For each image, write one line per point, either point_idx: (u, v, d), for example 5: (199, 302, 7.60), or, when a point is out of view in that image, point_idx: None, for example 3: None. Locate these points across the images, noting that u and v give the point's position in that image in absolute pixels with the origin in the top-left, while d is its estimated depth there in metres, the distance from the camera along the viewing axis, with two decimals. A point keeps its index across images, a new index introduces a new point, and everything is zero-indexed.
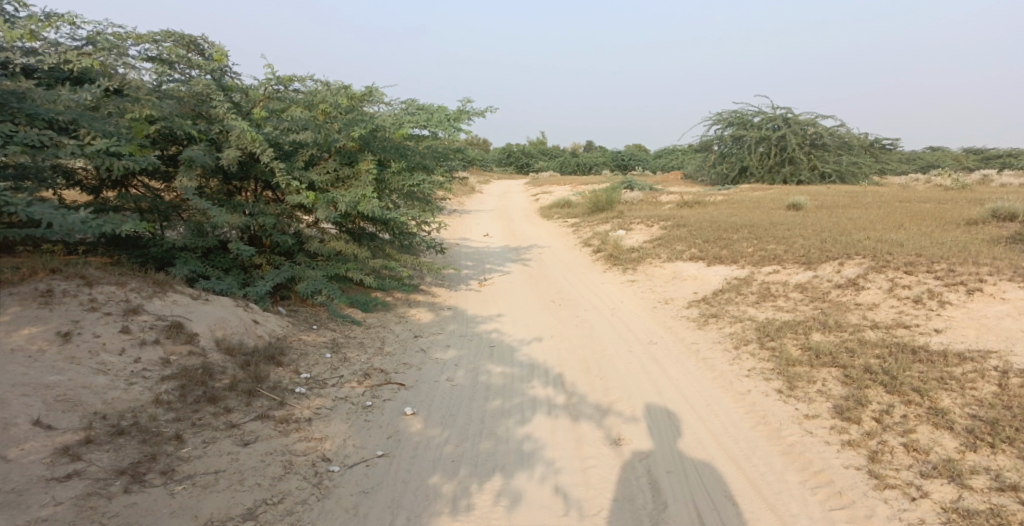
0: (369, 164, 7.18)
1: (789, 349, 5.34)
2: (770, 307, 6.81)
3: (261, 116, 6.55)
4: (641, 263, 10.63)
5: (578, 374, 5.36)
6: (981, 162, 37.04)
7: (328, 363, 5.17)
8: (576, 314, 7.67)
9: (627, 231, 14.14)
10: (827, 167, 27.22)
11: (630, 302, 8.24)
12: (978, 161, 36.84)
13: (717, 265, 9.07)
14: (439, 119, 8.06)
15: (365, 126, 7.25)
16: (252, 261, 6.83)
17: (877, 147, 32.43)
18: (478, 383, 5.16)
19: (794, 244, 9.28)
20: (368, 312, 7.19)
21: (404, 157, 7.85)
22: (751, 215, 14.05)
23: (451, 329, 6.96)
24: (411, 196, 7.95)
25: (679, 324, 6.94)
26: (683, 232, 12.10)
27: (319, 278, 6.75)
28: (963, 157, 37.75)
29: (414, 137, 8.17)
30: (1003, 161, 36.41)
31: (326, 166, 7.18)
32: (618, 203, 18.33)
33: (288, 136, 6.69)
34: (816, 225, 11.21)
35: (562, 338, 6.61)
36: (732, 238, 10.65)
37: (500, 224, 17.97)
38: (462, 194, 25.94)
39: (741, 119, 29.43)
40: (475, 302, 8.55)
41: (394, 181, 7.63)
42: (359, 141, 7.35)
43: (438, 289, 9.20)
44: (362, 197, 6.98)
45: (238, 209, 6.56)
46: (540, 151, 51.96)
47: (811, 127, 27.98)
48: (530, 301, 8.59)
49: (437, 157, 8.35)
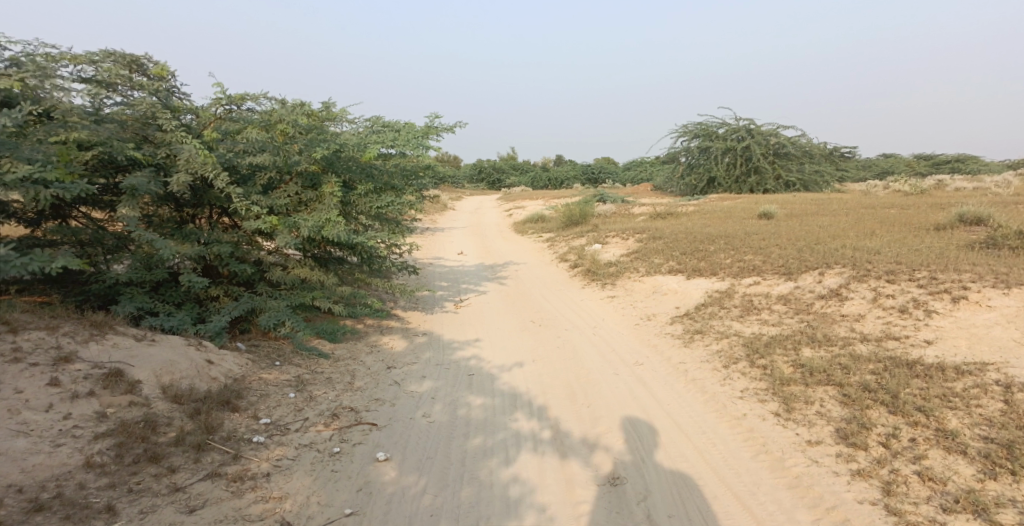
0: (333, 186, 6.83)
1: (780, 367, 5.13)
2: (755, 321, 6.62)
3: (213, 138, 6.15)
4: (619, 278, 10.42)
5: (564, 404, 5.04)
6: (935, 166, 38.28)
7: (291, 403, 4.77)
8: (557, 335, 7.37)
9: (602, 245, 13.97)
10: (792, 175, 27.66)
11: (611, 320, 7.99)
12: (932, 166, 38.08)
13: (696, 278, 8.90)
14: (405, 138, 7.74)
15: (327, 146, 6.89)
16: (208, 293, 6.38)
17: (838, 155, 33.18)
18: (457, 417, 4.81)
19: (772, 254, 9.18)
20: (336, 342, 6.77)
21: (371, 177, 7.51)
22: (725, 225, 14.03)
23: (426, 357, 6.59)
24: (379, 218, 7.58)
25: (663, 341, 6.70)
26: (659, 245, 11.96)
27: (282, 309, 6.33)
28: (918, 162, 38.96)
29: (381, 156, 7.83)
30: (955, 166, 37.72)
31: (286, 190, 6.80)
32: (590, 217, 18.19)
33: (243, 160, 6.29)
34: (790, 233, 11.17)
35: (543, 362, 6.30)
36: (708, 249, 10.52)
37: (474, 242, 17.66)
38: (433, 212, 25.56)
39: (706, 130, 29.81)
40: (451, 326, 8.20)
41: (360, 203, 7.26)
42: (321, 163, 6.99)
43: (411, 314, 8.81)
44: (327, 222, 6.62)
45: (190, 237, 6.12)
46: (509, 167, 51.93)
47: (774, 137, 28.45)
48: (508, 322, 8.26)
49: (406, 176, 8.01)
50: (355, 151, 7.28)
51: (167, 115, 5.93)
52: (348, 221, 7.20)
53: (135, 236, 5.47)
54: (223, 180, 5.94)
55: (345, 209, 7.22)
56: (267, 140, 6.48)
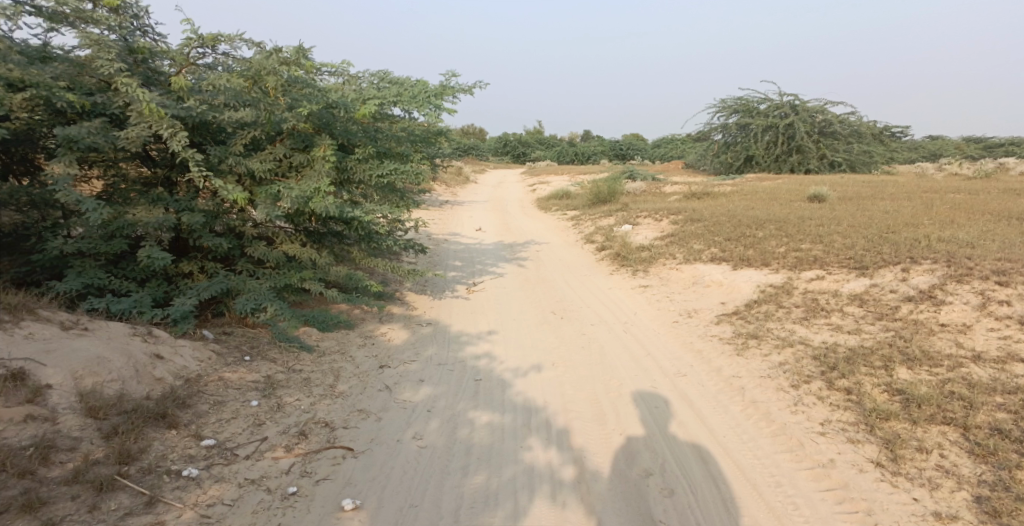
0: (326, 150, 5.85)
1: (870, 392, 4.03)
2: (823, 326, 5.49)
3: (182, 86, 5.22)
4: (653, 265, 9.31)
5: (592, 428, 4.02)
6: (987, 151, 35.96)
7: (250, 415, 3.82)
8: (582, 333, 6.35)
9: (634, 226, 12.79)
10: (837, 156, 25.94)
11: (645, 315, 6.91)
12: (984, 151, 35.79)
13: (744, 269, 7.75)
14: (414, 95, 6.61)
15: (320, 103, 5.90)
16: (178, 269, 5.47)
17: (886, 135, 31.09)
18: (455, 442, 3.82)
19: (834, 244, 7.96)
20: (326, 332, 5.82)
21: (372, 140, 6.53)
22: (771, 208, 12.74)
23: (427, 354, 5.62)
24: (382, 189, 6.58)
25: (710, 346, 5.61)
26: (699, 230, 10.76)
27: (265, 292, 5.42)
28: (970, 145, 36.60)
29: (386, 118, 6.81)
30: (1009, 150, 35.34)
31: (273, 151, 5.81)
32: (620, 195, 16.95)
33: (219, 116, 5.36)
34: (850, 220, 9.88)
35: (566, 369, 5.29)
36: (757, 236, 9.32)
37: (496, 218, 16.56)
38: (453, 184, 24.50)
39: (745, 107, 28.00)
40: (460, 314, 7.23)
41: (359, 170, 6.24)
42: (313, 122, 6.00)
43: (419, 298, 7.84)
44: (317, 191, 5.68)
45: (156, 203, 5.20)
46: (536, 140, 50.39)
47: (819, 115, 26.61)
48: (526, 313, 7.27)
49: (414, 141, 6.97)
50: (352, 108, 6.26)
51: (105, 58, 4.77)
52: (341, 192, 6.22)
53: (62, 197, 4.49)
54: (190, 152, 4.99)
55: (342, 176, 6.24)
56: (247, 92, 5.52)
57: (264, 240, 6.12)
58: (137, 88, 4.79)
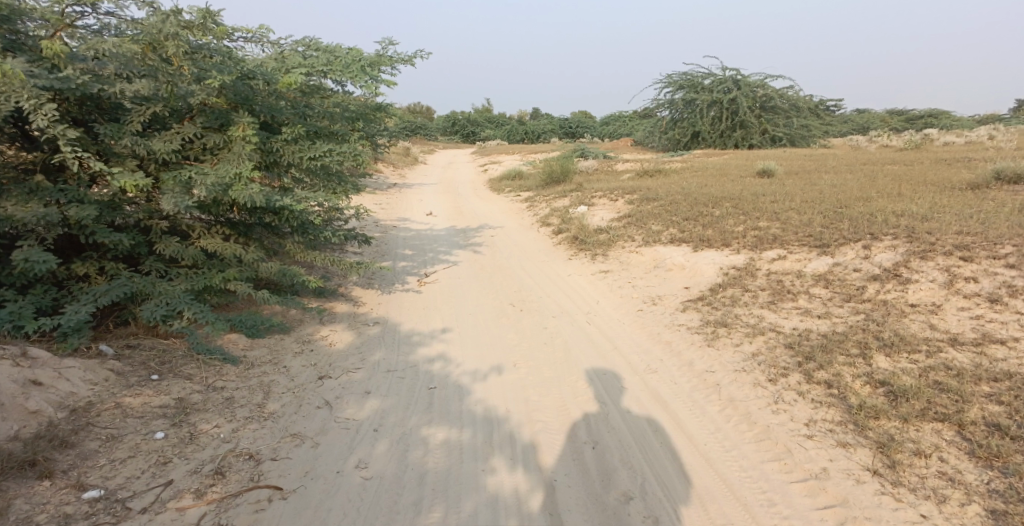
0: (245, 129, 5.18)
1: (851, 385, 3.77)
2: (792, 309, 5.24)
3: (54, 51, 4.44)
4: (612, 249, 9.09)
5: (560, 444, 3.63)
6: (915, 122, 37.54)
7: (154, 452, 3.27)
8: (543, 328, 5.96)
9: (589, 207, 12.48)
10: (778, 130, 26.40)
11: (609, 307, 6.61)
12: (914, 122, 37.30)
13: (705, 252, 7.58)
14: (346, 66, 5.96)
15: (233, 74, 5.21)
16: (71, 272, 4.74)
17: (824, 109, 31.88)
18: (405, 469, 3.37)
19: (793, 223, 7.82)
20: (256, 339, 5.18)
21: (302, 118, 5.90)
22: (725, 184, 12.64)
23: (373, 360, 5.09)
24: (317, 174, 5.91)
25: (678, 337, 5.30)
26: (655, 211, 10.53)
27: (179, 296, 4.75)
28: (901, 118, 38.06)
29: (318, 94, 6.13)
30: (930, 121, 36.90)
31: (180, 130, 5.08)
32: (572, 174, 16.61)
33: (106, 88, 4.62)
34: (805, 195, 9.82)
35: (528, 370, 4.89)
36: (714, 216, 9.13)
37: (447, 201, 15.99)
38: (401, 166, 23.68)
39: (691, 83, 28.05)
40: (410, 310, 6.72)
41: (287, 151, 5.56)
42: (227, 96, 5.30)
43: (364, 293, 7.25)
44: (238, 178, 5.02)
45: (37, 196, 4.44)
46: (485, 120, 49.54)
47: (763, 89, 26.95)
48: (481, 307, 6.83)
49: (350, 120, 6.32)
50: (272, 78, 5.58)
51: None
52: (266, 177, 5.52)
53: None
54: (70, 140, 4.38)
55: (267, 159, 5.54)
56: (143, 62, 4.82)
57: (176, 234, 5.41)
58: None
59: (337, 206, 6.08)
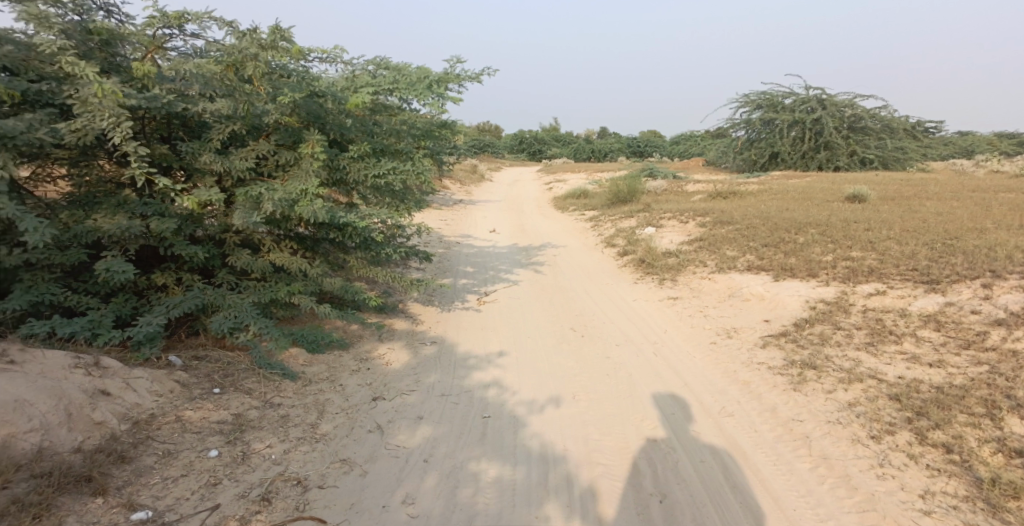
0: (314, 145, 5.14)
1: (978, 451, 3.24)
2: (895, 354, 4.67)
3: (145, 72, 4.57)
4: (683, 273, 8.59)
5: (625, 493, 3.28)
6: (1020, 147, 34.56)
7: (205, 472, 3.15)
8: (605, 357, 5.61)
9: (658, 228, 11.99)
10: (868, 152, 24.87)
11: (679, 337, 6.17)
12: (1019, 147, 34.33)
13: (788, 282, 6.99)
14: (412, 84, 5.85)
15: (308, 93, 5.21)
16: (149, 282, 4.80)
17: (917, 130, 29.79)
18: (455, 509, 3.12)
19: (890, 255, 7.13)
20: (316, 354, 5.10)
21: (369, 136, 5.87)
22: (806, 208, 11.85)
23: (428, 383, 4.90)
24: (381, 191, 5.85)
25: (756, 376, 4.81)
26: (730, 235, 9.94)
27: (246, 309, 4.74)
28: (1003, 142, 35.13)
29: (385, 110, 6.08)
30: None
31: (254, 147, 5.12)
32: (640, 194, 16.11)
33: (190, 107, 4.75)
34: (900, 224, 9.01)
35: (589, 403, 4.55)
36: (798, 243, 8.48)
37: (511, 218, 15.83)
38: (467, 181, 23.79)
39: (770, 102, 26.81)
40: (469, 331, 6.52)
41: (353, 169, 5.52)
42: (302, 114, 5.30)
43: (424, 310, 7.12)
44: (304, 194, 4.97)
45: (121, 209, 4.55)
46: (553, 137, 49.49)
47: (849, 110, 25.47)
48: (541, 331, 6.54)
49: (416, 136, 6.25)
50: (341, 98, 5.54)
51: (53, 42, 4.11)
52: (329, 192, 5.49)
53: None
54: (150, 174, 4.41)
55: (334, 176, 5.52)
56: (222, 82, 4.91)
57: (248, 248, 5.44)
58: (88, 70, 4.15)
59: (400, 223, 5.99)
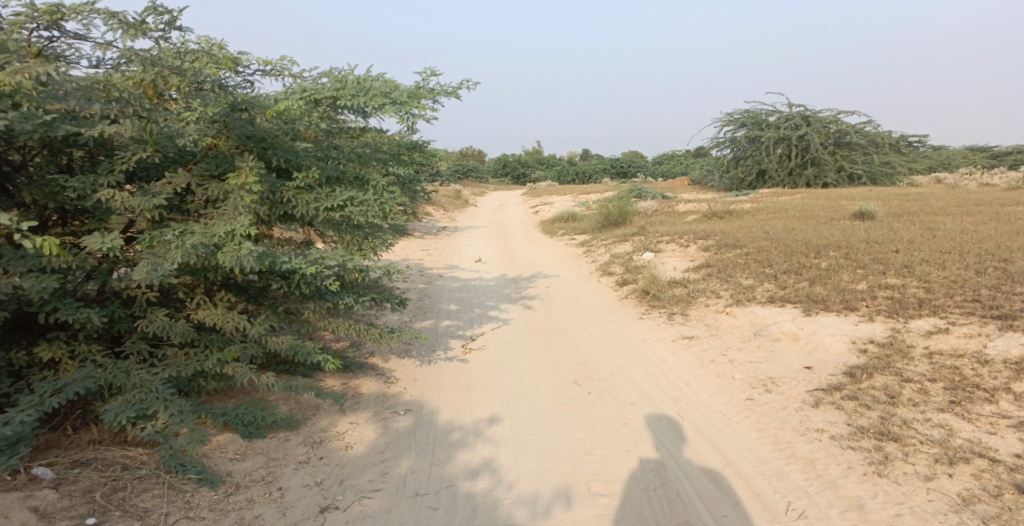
0: (248, 175, 4.07)
1: None
2: (997, 419, 3.73)
3: (14, 85, 3.38)
4: (694, 307, 7.69)
5: None
6: (994, 159, 34.79)
7: None
8: (620, 424, 4.52)
9: (656, 254, 11.08)
10: (857, 167, 24.40)
11: (705, 391, 5.14)
12: (996, 160, 34.47)
13: (822, 317, 6.10)
14: (372, 94, 4.57)
15: (232, 109, 4.14)
16: (28, 359, 3.71)
17: (902, 144, 29.48)
18: None
19: (935, 283, 6.29)
20: (253, 439, 3.97)
21: (328, 158, 4.83)
22: (813, 228, 11.04)
23: (399, 473, 3.79)
24: (339, 224, 4.77)
25: (820, 451, 3.76)
26: (739, 260, 9.05)
27: (159, 388, 3.63)
28: (980, 155, 35.27)
29: (347, 131, 5.09)
30: (1016, 160, 33.94)
31: (170, 178, 4.05)
32: (631, 216, 15.21)
33: (83, 131, 3.63)
34: (926, 244, 8.21)
35: (612, 503, 3.45)
36: (821, 269, 7.62)
37: (497, 246, 14.84)
38: (449, 207, 22.82)
39: (755, 118, 26.26)
40: (451, 390, 5.40)
41: (298, 202, 4.44)
42: (234, 136, 4.25)
43: (400, 363, 6.03)
44: (231, 238, 3.83)
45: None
46: (535, 160, 48.88)
47: (835, 124, 25.05)
48: (539, 387, 5.45)
49: (386, 161, 5.23)
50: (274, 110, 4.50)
51: None
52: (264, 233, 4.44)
53: None
54: (25, 223, 3.28)
55: (276, 212, 4.48)
56: (123, 94, 3.85)
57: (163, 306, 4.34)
58: None
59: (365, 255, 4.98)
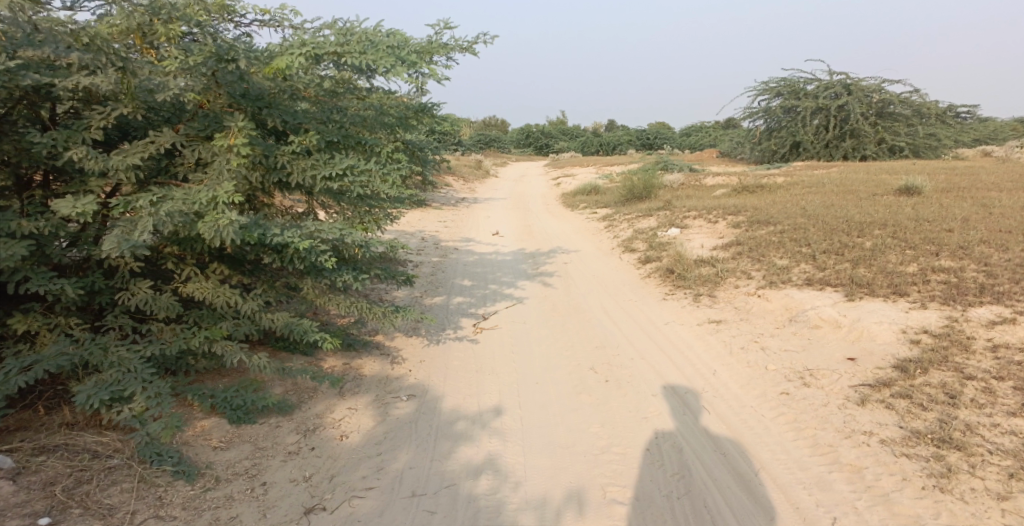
0: (238, 137, 3.67)
1: None
2: None
3: None
4: (723, 288, 7.19)
5: None
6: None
7: None
8: (640, 418, 4.11)
9: (684, 230, 10.52)
10: (898, 140, 23.13)
11: (735, 382, 4.70)
12: None
13: (866, 303, 5.59)
14: (383, 52, 3.98)
15: (217, 61, 3.69)
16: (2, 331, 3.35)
17: (947, 116, 27.98)
18: None
19: (995, 268, 5.74)
20: (240, 425, 3.65)
21: (329, 121, 4.38)
22: (853, 204, 10.35)
23: (395, 469, 3.45)
24: (338, 195, 4.39)
25: (871, 458, 3.30)
26: (773, 238, 8.48)
27: (139, 367, 3.23)
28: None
29: (352, 91, 4.53)
30: None
31: (154, 138, 3.63)
32: (657, 189, 14.58)
33: (57, 82, 3.25)
34: (982, 223, 7.56)
35: (629, 512, 3.05)
36: (864, 249, 7.05)
37: (516, 218, 14.36)
38: (469, 178, 22.33)
39: (790, 88, 25.04)
40: (459, 374, 5.05)
41: (293, 168, 4.02)
42: (224, 94, 3.84)
43: (407, 343, 5.69)
44: (213, 205, 3.45)
45: None
46: (559, 132, 47.92)
47: (876, 95, 23.76)
48: (554, 374, 5.05)
49: (394, 126, 4.81)
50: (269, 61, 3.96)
51: None
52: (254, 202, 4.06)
53: None
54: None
55: (270, 178, 4.08)
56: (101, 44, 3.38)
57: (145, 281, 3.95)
58: None
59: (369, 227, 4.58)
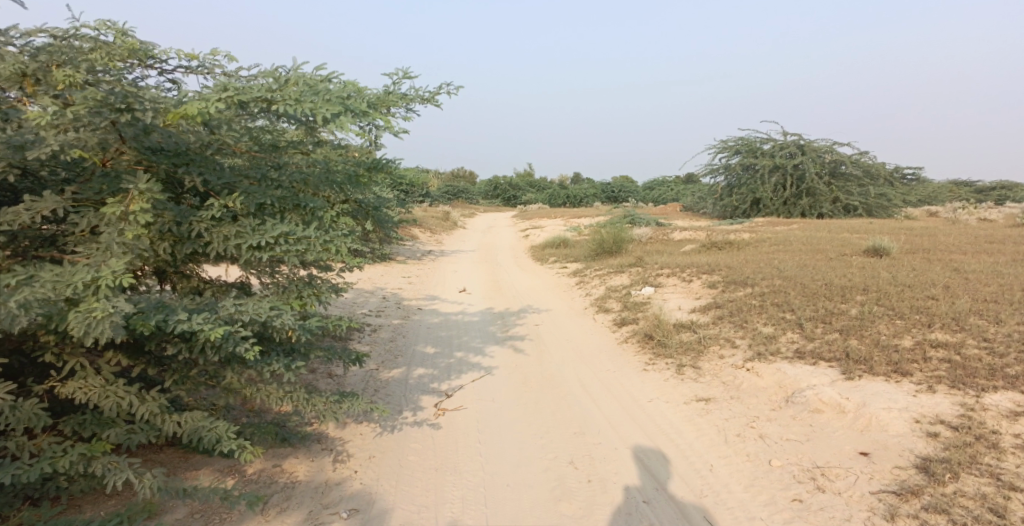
0: (138, 205, 3.05)
1: None
2: None
3: None
4: (707, 358, 6.65)
5: None
6: (982, 193, 34.60)
7: None
8: None
9: (657, 289, 10.07)
10: (853, 199, 23.67)
11: (739, 484, 4.07)
12: (986, 195, 34.22)
13: (868, 383, 5.10)
14: (322, 101, 3.31)
15: (113, 111, 3.02)
16: None
17: (897, 176, 29.02)
18: None
19: (999, 345, 5.35)
20: None
21: (267, 181, 3.78)
22: (826, 265, 10.11)
23: None
24: (271, 264, 3.75)
25: None
26: (753, 301, 8.06)
27: None
28: (969, 190, 35.04)
29: (295, 148, 3.99)
30: (1003, 196, 33.73)
31: (30, 204, 2.95)
32: (626, 244, 14.23)
33: None
34: (964, 291, 7.29)
35: None
36: (853, 317, 6.64)
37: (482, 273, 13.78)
38: (435, 229, 21.82)
39: (749, 147, 25.60)
40: (415, 473, 4.30)
41: (212, 237, 3.41)
42: (129, 149, 3.19)
43: (356, 433, 4.94)
44: (92, 288, 2.83)
45: None
46: (525, 184, 48.16)
47: (831, 155, 24.46)
48: (527, 472, 4.35)
49: (331, 183, 4.02)
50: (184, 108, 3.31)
51: None
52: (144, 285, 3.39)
53: None
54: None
55: (183, 249, 3.42)
56: None
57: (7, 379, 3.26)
58: None
59: (308, 301, 3.89)
